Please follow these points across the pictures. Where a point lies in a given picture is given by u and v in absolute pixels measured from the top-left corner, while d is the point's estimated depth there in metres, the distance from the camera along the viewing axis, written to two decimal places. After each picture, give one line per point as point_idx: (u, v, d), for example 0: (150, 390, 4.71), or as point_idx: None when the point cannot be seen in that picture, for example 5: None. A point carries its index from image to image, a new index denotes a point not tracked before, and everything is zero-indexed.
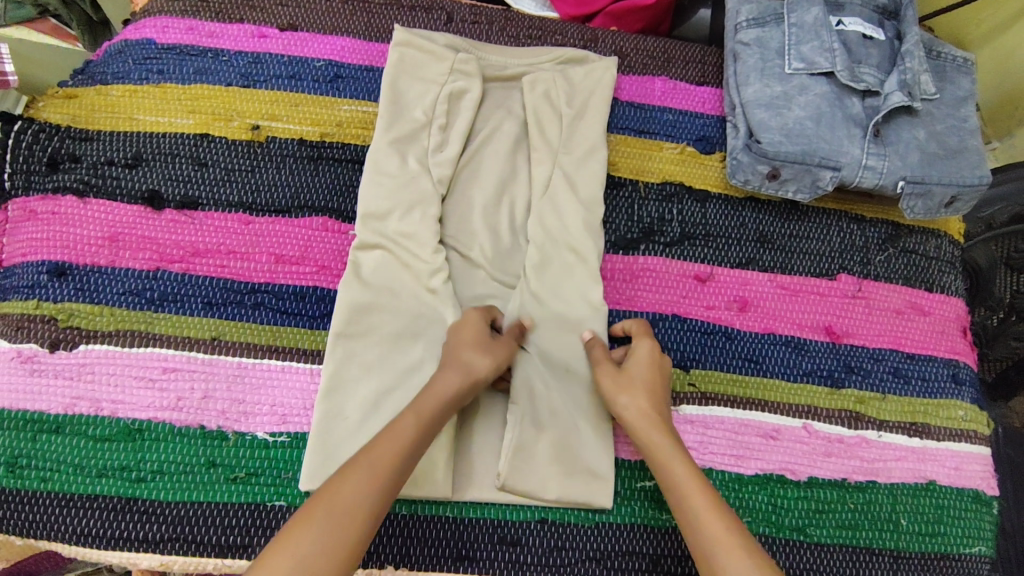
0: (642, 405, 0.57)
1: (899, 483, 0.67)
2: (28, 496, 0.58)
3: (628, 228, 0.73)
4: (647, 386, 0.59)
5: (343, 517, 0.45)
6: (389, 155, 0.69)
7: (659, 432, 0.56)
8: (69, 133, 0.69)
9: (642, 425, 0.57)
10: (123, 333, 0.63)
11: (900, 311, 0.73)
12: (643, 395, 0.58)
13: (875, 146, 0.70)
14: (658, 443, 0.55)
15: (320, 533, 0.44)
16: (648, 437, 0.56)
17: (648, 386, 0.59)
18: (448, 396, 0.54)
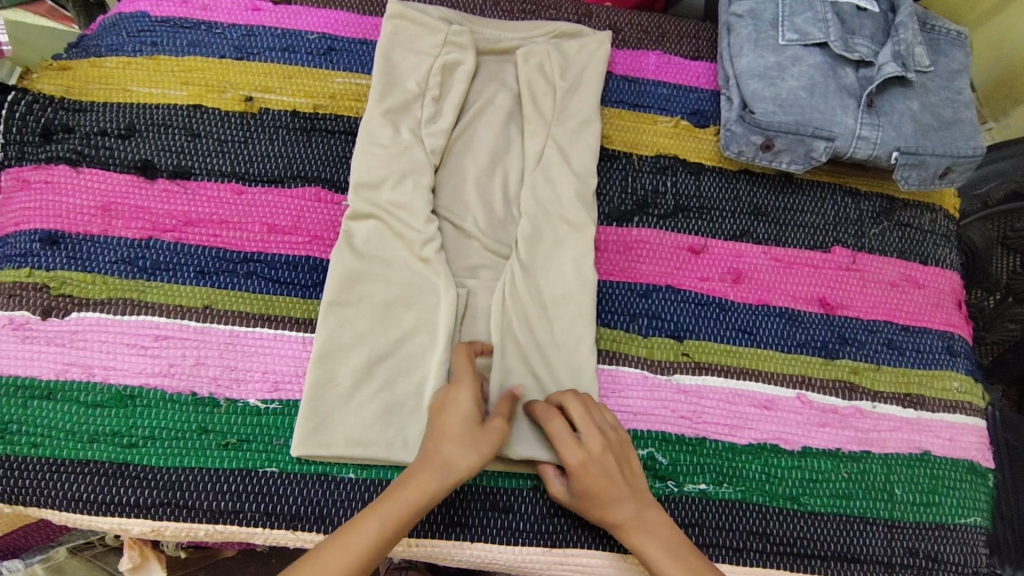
0: (596, 482, 0.55)
1: (893, 453, 0.67)
2: (19, 462, 0.58)
3: (622, 200, 0.73)
4: (596, 457, 0.56)
5: None
6: (382, 125, 0.69)
7: (621, 504, 0.56)
8: (62, 104, 0.69)
9: (609, 502, 0.56)
10: (114, 301, 0.62)
11: (894, 284, 0.73)
12: (594, 469, 0.56)
13: (868, 116, 0.70)
14: (619, 515, 0.56)
15: None
16: (613, 512, 0.56)
17: (596, 461, 0.56)
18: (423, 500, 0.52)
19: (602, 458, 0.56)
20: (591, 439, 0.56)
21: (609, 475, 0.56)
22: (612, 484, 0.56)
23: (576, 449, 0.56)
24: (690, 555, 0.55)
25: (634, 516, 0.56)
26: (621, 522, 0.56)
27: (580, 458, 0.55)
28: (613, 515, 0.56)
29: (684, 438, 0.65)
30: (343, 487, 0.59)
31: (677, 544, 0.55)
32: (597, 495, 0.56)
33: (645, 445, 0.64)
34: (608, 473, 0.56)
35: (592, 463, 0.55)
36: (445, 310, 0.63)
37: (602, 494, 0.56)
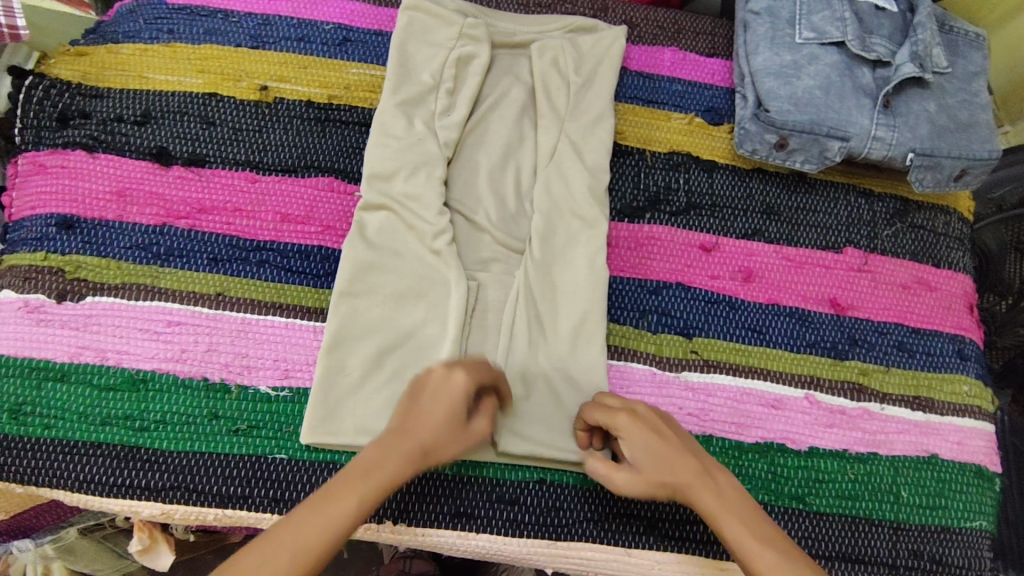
0: (643, 443, 0.54)
1: (901, 455, 0.67)
2: (31, 442, 0.58)
3: (634, 197, 0.73)
4: (642, 424, 0.55)
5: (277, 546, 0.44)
6: (396, 117, 0.69)
7: (681, 468, 0.52)
8: (79, 90, 0.70)
9: (664, 468, 0.53)
10: (128, 286, 0.63)
11: (906, 286, 0.73)
12: (642, 431, 0.54)
13: (884, 116, 0.70)
14: (680, 481, 0.52)
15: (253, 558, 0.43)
16: (670, 478, 0.52)
17: (641, 422, 0.55)
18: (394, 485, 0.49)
19: (649, 423, 0.55)
20: (640, 410, 0.56)
21: (660, 434, 0.54)
22: (662, 447, 0.54)
23: (624, 420, 0.55)
24: (754, 517, 0.51)
25: (696, 483, 0.52)
26: (679, 491, 0.52)
27: (624, 420, 0.55)
28: (672, 483, 0.52)
29: (691, 436, 0.65)
30: None
31: (745, 509, 0.51)
32: (653, 462, 0.53)
33: None
34: (655, 442, 0.54)
35: (637, 428, 0.54)
36: (455, 303, 0.63)
37: (653, 456, 0.53)
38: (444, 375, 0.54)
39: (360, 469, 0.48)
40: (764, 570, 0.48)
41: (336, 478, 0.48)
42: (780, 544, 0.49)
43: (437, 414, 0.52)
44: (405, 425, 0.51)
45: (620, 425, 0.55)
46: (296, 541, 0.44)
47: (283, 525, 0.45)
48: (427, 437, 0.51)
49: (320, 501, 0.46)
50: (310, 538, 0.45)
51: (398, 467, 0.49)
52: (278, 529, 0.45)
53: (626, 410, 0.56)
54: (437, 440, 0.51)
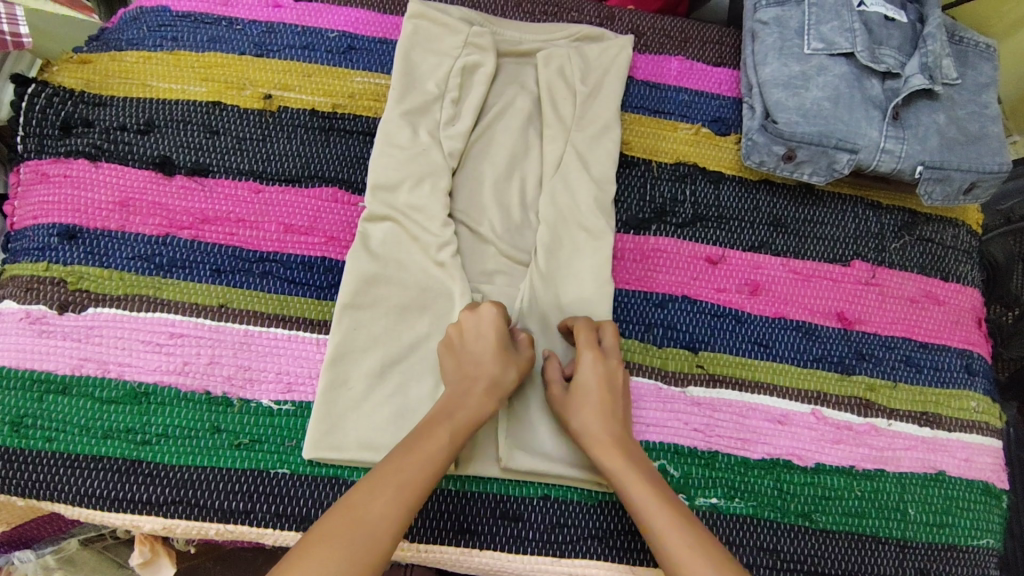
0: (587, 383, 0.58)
1: (908, 472, 0.66)
2: (32, 455, 0.58)
3: (640, 208, 0.72)
4: (601, 369, 0.59)
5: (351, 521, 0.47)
6: (401, 127, 0.69)
7: (603, 417, 0.57)
8: (82, 98, 0.69)
9: (593, 410, 0.57)
10: (130, 297, 0.63)
11: (914, 300, 0.72)
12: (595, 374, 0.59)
13: (893, 129, 0.69)
14: (595, 424, 0.57)
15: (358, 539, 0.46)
16: (592, 420, 0.57)
17: (598, 369, 0.59)
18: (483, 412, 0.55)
19: (612, 370, 0.59)
20: (611, 355, 0.60)
21: (609, 385, 0.58)
22: (604, 389, 0.58)
23: (592, 363, 0.59)
24: (656, 479, 0.55)
25: (613, 433, 0.57)
26: (595, 433, 0.57)
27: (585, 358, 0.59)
28: (586, 424, 0.57)
29: (697, 451, 0.64)
30: None
31: (649, 473, 0.56)
32: (582, 397, 0.58)
33: (657, 458, 0.63)
34: (601, 389, 0.58)
35: (597, 368, 0.59)
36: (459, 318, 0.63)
37: (584, 396, 0.58)
38: (476, 317, 0.59)
39: (444, 412, 0.55)
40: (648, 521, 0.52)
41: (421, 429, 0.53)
42: (680, 507, 0.53)
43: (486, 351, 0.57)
44: (464, 365, 0.57)
45: (582, 362, 0.59)
46: (407, 472, 0.50)
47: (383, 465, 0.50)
48: (491, 369, 0.57)
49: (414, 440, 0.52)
50: (422, 470, 0.51)
51: (477, 401, 0.56)
52: (382, 468, 0.50)
53: (600, 349, 0.60)
54: (499, 370, 0.57)
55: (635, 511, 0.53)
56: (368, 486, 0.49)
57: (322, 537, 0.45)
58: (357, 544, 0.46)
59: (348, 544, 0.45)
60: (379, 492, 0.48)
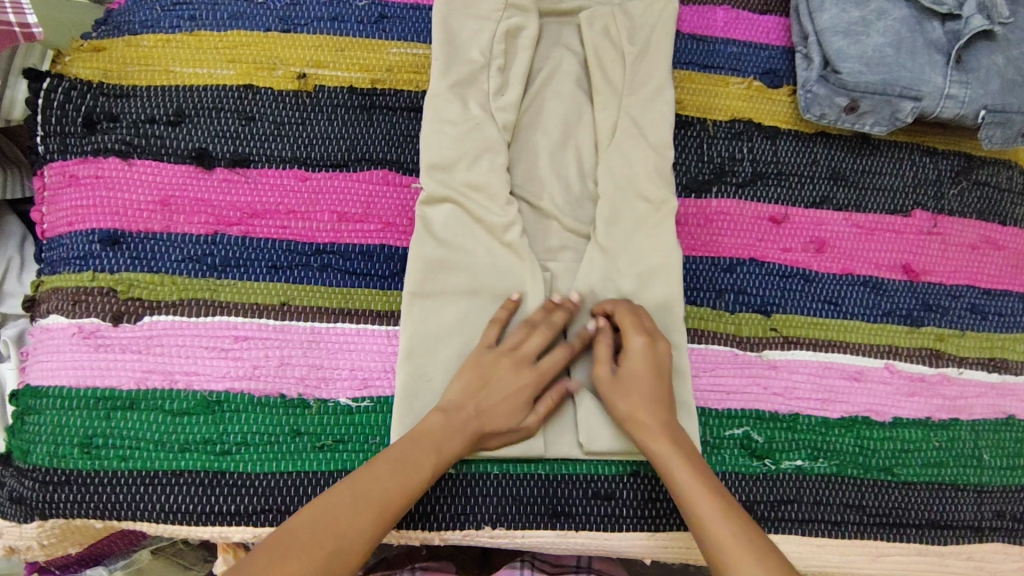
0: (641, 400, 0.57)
1: (980, 419, 0.67)
2: (108, 476, 0.55)
3: (699, 169, 0.70)
4: (644, 389, 0.57)
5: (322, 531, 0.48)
6: (450, 100, 0.65)
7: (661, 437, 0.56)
8: (101, 90, 0.64)
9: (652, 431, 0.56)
10: (187, 302, 0.59)
11: (975, 246, 0.72)
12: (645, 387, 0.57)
13: (956, 73, 0.67)
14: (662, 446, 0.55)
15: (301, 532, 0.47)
16: (650, 438, 0.56)
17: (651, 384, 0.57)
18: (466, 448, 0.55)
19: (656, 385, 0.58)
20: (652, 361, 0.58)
21: (653, 397, 0.57)
22: (651, 409, 0.56)
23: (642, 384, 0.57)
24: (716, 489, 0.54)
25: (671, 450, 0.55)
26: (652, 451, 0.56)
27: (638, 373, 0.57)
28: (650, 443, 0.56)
29: (778, 415, 0.64)
30: (445, 483, 0.58)
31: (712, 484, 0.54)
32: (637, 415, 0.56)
33: (740, 425, 0.63)
34: (648, 401, 0.57)
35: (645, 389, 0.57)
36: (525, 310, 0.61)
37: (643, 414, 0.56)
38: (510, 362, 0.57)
39: (438, 436, 0.54)
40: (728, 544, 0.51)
41: (412, 445, 0.53)
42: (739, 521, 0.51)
43: (510, 397, 0.56)
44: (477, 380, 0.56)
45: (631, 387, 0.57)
46: (379, 487, 0.51)
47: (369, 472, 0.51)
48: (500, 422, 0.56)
49: (403, 457, 0.53)
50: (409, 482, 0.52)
51: (464, 436, 0.55)
52: (366, 475, 0.51)
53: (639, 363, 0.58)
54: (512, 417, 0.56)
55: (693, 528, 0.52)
56: (343, 491, 0.50)
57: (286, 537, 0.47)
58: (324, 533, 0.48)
59: (319, 550, 0.47)
60: (349, 506, 0.49)
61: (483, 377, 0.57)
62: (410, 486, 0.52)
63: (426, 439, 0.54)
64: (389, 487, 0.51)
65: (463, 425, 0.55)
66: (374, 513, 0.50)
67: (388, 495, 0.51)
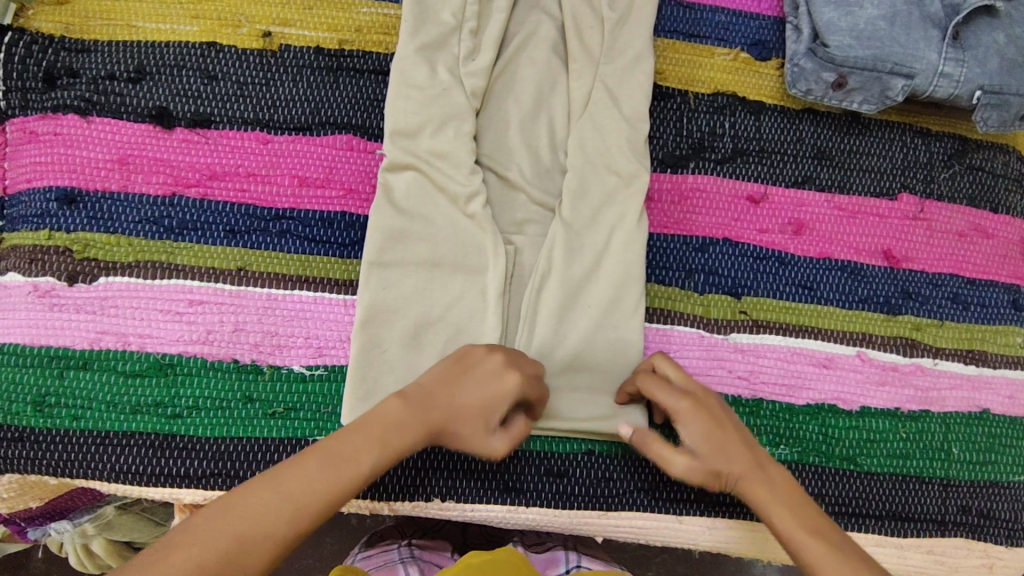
0: (698, 432, 0.53)
1: (952, 412, 0.65)
2: (60, 435, 0.56)
3: (677, 144, 0.68)
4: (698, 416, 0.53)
5: (236, 521, 0.43)
6: (418, 64, 0.63)
7: (728, 457, 0.53)
8: (63, 44, 0.63)
9: (718, 457, 0.53)
10: (143, 264, 0.59)
11: (962, 234, 0.69)
12: (700, 417, 0.53)
13: (953, 49, 0.64)
14: (732, 467, 0.53)
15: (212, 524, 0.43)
16: (724, 465, 0.53)
17: (703, 409, 0.54)
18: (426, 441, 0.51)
19: (711, 411, 0.54)
20: (689, 388, 0.55)
21: (714, 422, 0.53)
22: (720, 433, 0.53)
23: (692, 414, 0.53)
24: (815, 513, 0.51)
25: (752, 479, 0.52)
26: (732, 475, 0.53)
27: (684, 406, 0.54)
28: (721, 468, 0.53)
29: (741, 400, 0.63)
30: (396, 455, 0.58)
31: (795, 505, 0.51)
32: (701, 447, 0.53)
33: None
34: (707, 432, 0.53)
35: (697, 418, 0.53)
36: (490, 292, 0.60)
37: (705, 444, 0.53)
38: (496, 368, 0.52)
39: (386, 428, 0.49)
40: (817, 561, 0.48)
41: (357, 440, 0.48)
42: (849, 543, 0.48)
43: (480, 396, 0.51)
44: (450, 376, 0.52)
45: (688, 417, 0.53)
46: (315, 494, 0.46)
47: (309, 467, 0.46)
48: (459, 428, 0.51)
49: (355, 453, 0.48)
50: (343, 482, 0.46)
51: (416, 433, 0.50)
52: (306, 472, 0.46)
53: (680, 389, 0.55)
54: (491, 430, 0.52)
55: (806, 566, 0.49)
56: (274, 483, 0.45)
57: (194, 530, 0.43)
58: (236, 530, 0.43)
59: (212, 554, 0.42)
60: (270, 514, 0.44)
61: (460, 365, 0.52)
62: (338, 493, 0.46)
63: (381, 423, 0.49)
64: (317, 488, 0.46)
65: (425, 415, 0.51)
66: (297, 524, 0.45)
67: (314, 500, 0.45)
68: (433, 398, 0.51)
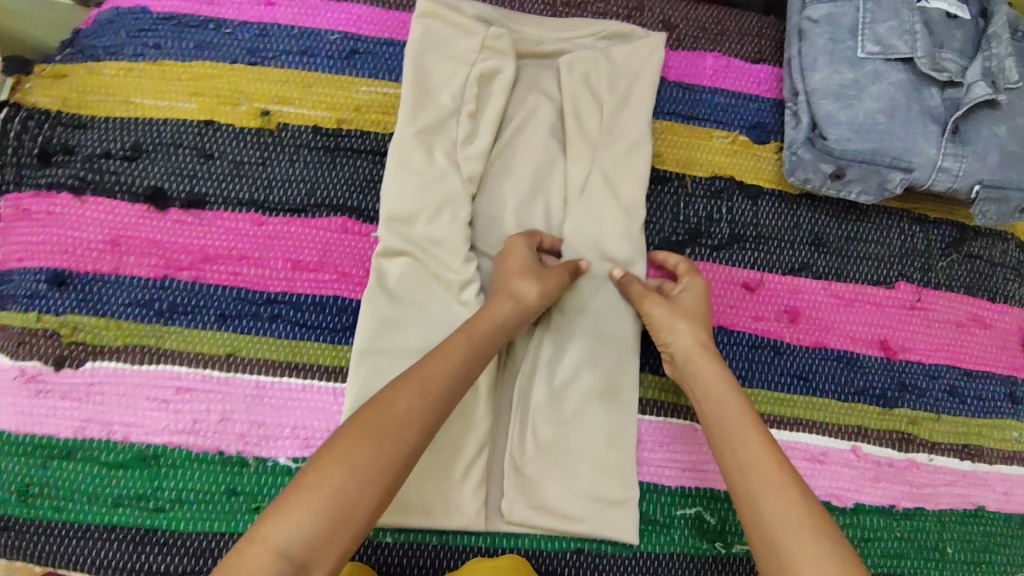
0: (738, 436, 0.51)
1: (947, 509, 0.64)
2: (42, 525, 0.55)
3: (673, 229, 0.67)
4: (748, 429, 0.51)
5: (353, 426, 0.45)
6: (415, 148, 0.62)
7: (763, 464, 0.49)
8: (60, 119, 0.63)
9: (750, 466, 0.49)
10: (131, 349, 0.58)
11: (959, 323, 0.69)
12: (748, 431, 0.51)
13: (953, 145, 0.63)
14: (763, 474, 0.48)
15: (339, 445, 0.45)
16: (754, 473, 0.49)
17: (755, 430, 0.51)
18: (502, 322, 0.55)
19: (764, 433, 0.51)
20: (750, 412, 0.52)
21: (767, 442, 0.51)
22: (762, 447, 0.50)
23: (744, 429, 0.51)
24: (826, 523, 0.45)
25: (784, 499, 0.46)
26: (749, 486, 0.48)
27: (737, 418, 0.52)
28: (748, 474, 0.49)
29: None
30: (380, 551, 0.57)
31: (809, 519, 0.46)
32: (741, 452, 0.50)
33: (693, 505, 0.61)
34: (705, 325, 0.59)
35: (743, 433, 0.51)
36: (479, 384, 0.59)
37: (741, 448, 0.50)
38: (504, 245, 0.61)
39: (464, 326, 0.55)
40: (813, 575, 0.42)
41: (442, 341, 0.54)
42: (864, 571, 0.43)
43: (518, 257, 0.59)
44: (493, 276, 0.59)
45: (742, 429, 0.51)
46: (401, 424, 0.46)
47: (379, 411, 0.46)
48: (512, 279, 0.57)
49: (420, 384, 0.49)
50: (435, 374, 0.49)
51: (496, 309, 0.56)
52: (376, 416, 0.46)
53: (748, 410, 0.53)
54: (534, 270, 0.58)
55: (775, 568, 0.44)
56: (360, 437, 0.44)
57: (335, 450, 0.44)
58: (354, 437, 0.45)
59: (321, 516, 0.41)
60: (372, 444, 0.45)
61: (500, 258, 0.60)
62: (434, 395, 0.48)
63: (434, 360, 0.50)
64: (418, 395, 0.48)
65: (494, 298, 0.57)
66: (399, 457, 0.45)
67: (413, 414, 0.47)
68: (476, 320, 0.54)
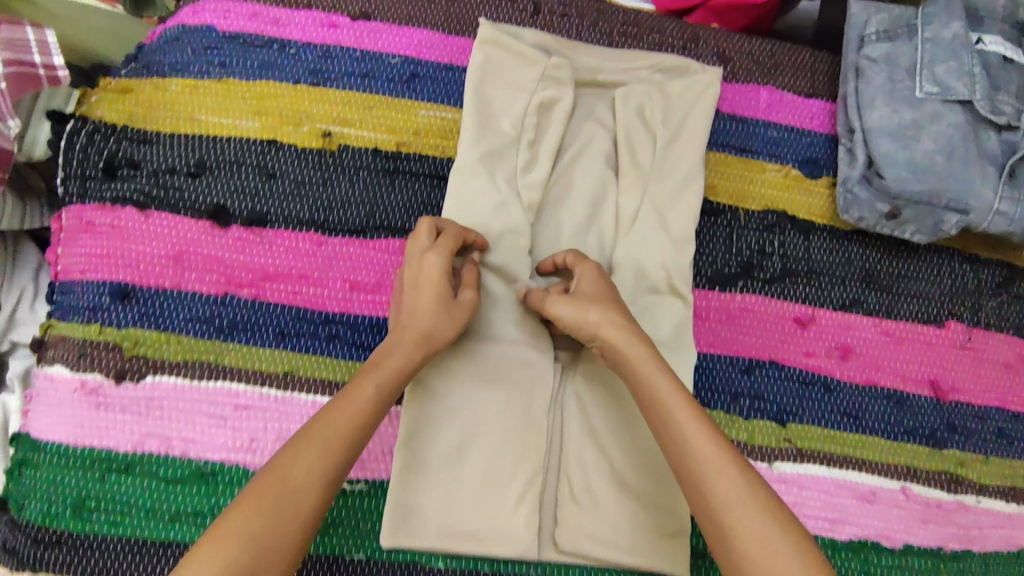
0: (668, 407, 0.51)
1: (993, 552, 0.64)
2: (97, 540, 0.55)
3: (726, 261, 0.68)
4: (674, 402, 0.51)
5: (252, 499, 0.45)
6: (477, 175, 0.63)
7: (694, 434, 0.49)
8: (125, 134, 0.63)
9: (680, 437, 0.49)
10: (191, 364, 0.59)
11: (1009, 365, 0.69)
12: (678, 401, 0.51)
13: (1009, 188, 0.64)
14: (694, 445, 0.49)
15: (248, 525, 0.43)
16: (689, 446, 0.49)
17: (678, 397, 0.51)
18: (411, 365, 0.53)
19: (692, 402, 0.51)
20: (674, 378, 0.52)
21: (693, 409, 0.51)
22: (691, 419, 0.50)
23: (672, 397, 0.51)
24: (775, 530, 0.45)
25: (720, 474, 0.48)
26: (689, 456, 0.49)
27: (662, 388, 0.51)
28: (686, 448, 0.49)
29: None
30: None
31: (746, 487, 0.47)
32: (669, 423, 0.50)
33: None
34: (609, 304, 0.55)
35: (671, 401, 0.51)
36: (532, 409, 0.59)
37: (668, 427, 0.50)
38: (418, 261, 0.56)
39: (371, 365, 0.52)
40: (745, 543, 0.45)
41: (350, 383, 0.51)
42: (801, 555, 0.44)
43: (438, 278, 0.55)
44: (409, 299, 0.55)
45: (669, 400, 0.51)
46: (297, 490, 0.46)
47: (278, 484, 0.45)
48: (426, 321, 0.54)
49: (323, 441, 0.48)
50: (345, 424, 0.49)
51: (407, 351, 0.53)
52: (273, 486, 0.45)
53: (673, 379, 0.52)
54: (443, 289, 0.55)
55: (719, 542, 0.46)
56: (254, 512, 0.44)
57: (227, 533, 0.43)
58: (265, 508, 0.44)
59: None
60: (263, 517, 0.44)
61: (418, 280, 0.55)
62: (337, 450, 0.48)
63: (337, 412, 0.49)
64: (315, 457, 0.47)
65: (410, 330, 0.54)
66: (300, 520, 0.45)
67: (314, 475, 0.47)
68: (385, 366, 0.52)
